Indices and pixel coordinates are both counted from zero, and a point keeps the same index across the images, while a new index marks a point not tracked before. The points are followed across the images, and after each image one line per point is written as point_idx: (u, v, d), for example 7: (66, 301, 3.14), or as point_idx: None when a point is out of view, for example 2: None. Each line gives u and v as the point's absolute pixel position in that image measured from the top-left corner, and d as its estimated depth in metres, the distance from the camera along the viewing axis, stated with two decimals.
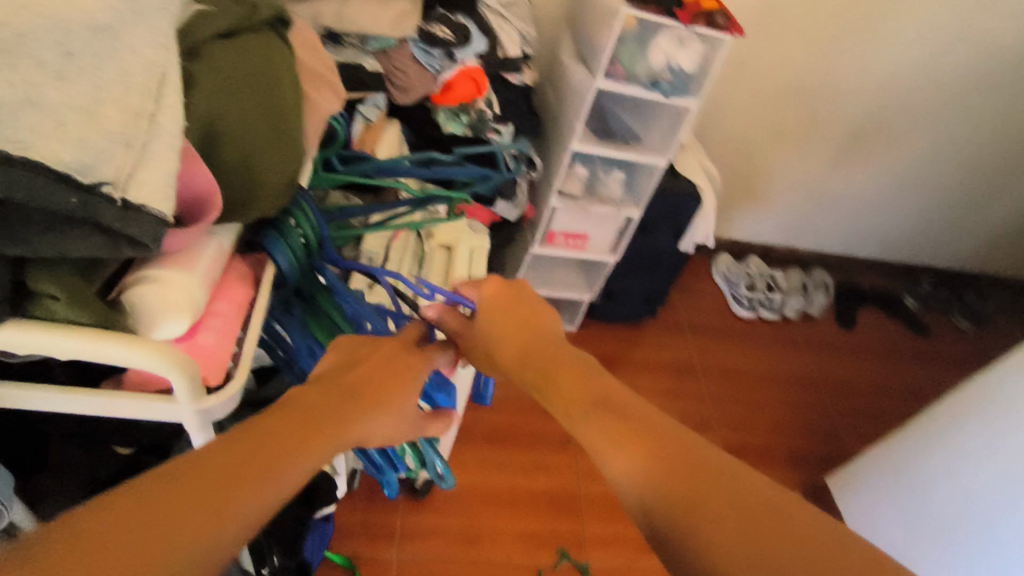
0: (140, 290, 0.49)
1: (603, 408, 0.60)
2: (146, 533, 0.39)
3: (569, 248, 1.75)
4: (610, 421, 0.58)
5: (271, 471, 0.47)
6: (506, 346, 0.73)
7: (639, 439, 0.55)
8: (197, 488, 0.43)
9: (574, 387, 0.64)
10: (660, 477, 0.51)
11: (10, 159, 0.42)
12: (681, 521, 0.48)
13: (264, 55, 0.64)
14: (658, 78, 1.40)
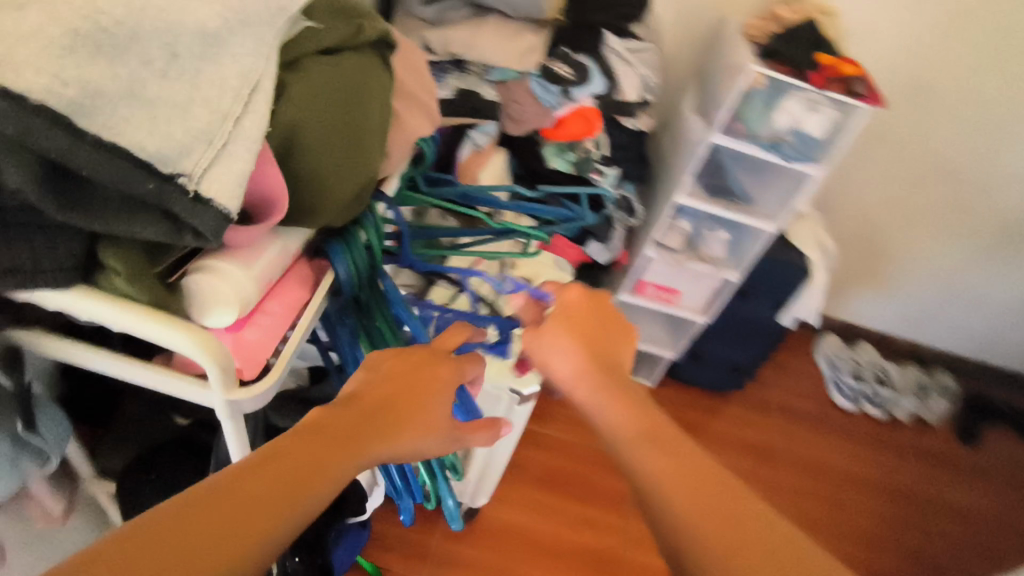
0: (193, 277, 0.46)
1: (656, 442, 0.57)
2: (170, 559, 0.40)
3: (660, 302, 1.68)
4: (664, 460, 0.55)
5: (302, 494, 0.47)
6: (569, 359, 0.66)
7: (696, 489, 0.52)
8: (227, 507, 0.44)
9: (626, 411, 0.60)
10: (717, 540, 0.49)
11: (85, 136, 0.40)
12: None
13: (364, 63, 0.55)
14: (780, 140, 1.32)
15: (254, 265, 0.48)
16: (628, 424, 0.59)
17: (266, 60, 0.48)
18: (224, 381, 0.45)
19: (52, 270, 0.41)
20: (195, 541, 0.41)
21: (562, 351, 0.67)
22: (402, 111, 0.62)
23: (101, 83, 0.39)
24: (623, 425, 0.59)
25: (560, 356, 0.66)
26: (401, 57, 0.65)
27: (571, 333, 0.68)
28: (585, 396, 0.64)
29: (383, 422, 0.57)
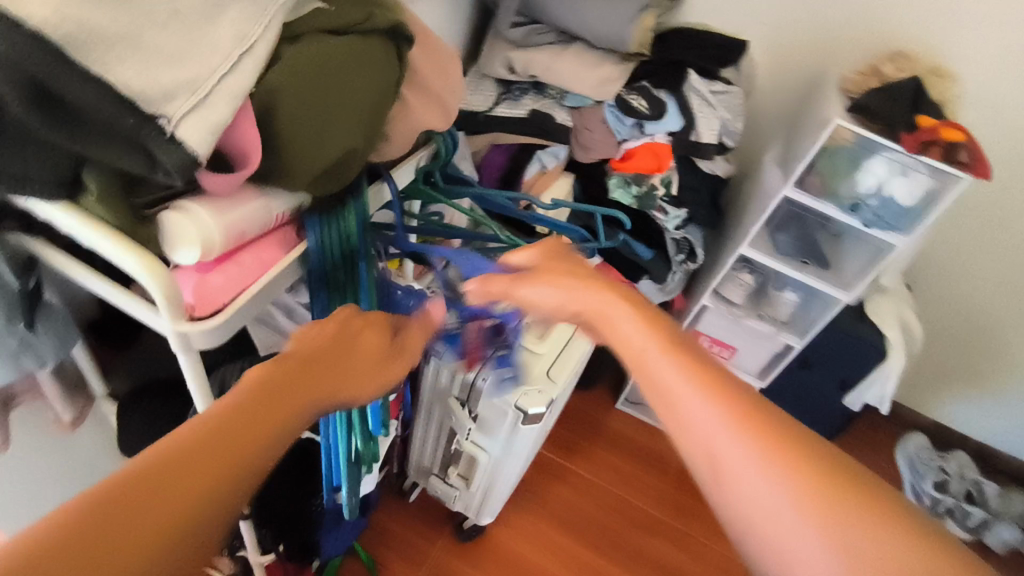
0: (168, 213, 0.48)
1: (684, 361, 0.52)
2: (125, 521, 0.39)
3: (712, 355, 1.59)
4: (695, 378, 0.51)
5: (261, 435, 0.47)
6: (585, 287, 0.62)
7: (731, 398, 0.49)
8: (184, 464, 0.42)
9: (654, 332, 0.55)
10: (759, 451, 0.46)
11: (73, 65, 0.40)
12: (774, 509, 0.44)
13: (367, 47, 0.55)
14: (862, 203, 1.21)
15: (227, 215, 0.50)
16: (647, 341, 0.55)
17: (262, 27, 0.49)
18: (170, 309, 0.47)
19: (29, 185, 0.42)
20: (176, 483, 0.41)
21: (573, 280, 0.63)
22: (413, 102, 0.64)
23: (97, 19, 0.40)
24: (648, 344, 0.55)
25: (568, 285, 0.63)
26: (424, 51, 0.67)
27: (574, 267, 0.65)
28: (608, 320, 0.59)
29: (344, 356, 0.57)
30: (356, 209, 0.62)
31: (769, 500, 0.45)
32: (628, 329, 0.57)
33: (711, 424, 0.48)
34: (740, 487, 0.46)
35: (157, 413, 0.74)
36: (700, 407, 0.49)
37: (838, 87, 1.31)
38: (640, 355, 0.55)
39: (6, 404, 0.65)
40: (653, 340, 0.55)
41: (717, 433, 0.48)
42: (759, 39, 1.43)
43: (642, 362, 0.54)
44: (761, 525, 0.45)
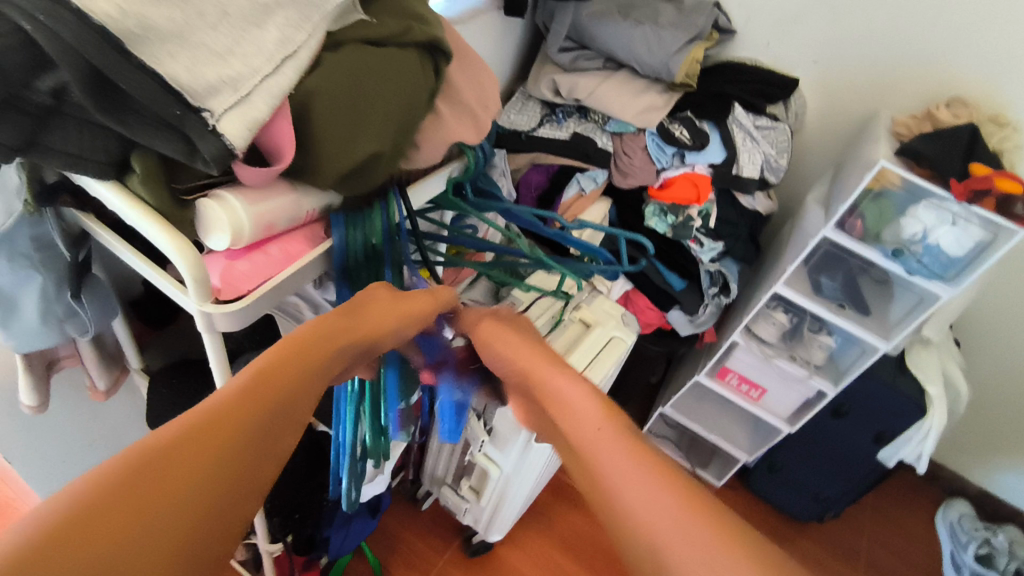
0: (204, 201, 0.51)
1: (620, 433, 0.56)
2: (157, 484, 0.43)
3: (740, 394, 1.55)
4: (625, 445, 0.54)
5: (275, 405, 0.51)
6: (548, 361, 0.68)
7: (662, 465, 0.52)
8: (207, 434, 0.46)
9: (599, 406, 0.59)
10: (682, 514, 0.48)
11: (129, 56, 0.43)
12: (701, 556, 0.46)
13: (403, 58, 0.58)
14: (907, 248, 1.17)
15: (260, 206, 0.53)
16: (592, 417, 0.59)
17: (305, 33, 0.52)
18: (197, 287, 0.49)
19: (83, 162, 0.47)
20: (180, 483, 0.43)
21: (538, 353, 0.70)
22: (447, 116, 0.67)
23: (155, 16, 0.44)
24: (590, 418, 0.59)
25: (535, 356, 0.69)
26: (462, 68, 0.70)
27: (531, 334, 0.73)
28: (560, 394, 0.64)
29: (347, 336, 0.60)
30: (382, 212, 0.65)
31: (688, 558, 0.46)
32: (577, 403, 0.61)
33: (639, 486, 0.51)
34: (662, 542, 0.47)
35: (181, 390, 0.77)
36: (630, 469, 0.52)
37: (889, 130, 1.28)
38: (582, 431, 0.58)
39: (49, 367, 0.70)
40: (594, 414, 0.59)
41: (644, 491, 0.50)
42: (810, 76, 1.41)
43: (584, 434, 0.58)
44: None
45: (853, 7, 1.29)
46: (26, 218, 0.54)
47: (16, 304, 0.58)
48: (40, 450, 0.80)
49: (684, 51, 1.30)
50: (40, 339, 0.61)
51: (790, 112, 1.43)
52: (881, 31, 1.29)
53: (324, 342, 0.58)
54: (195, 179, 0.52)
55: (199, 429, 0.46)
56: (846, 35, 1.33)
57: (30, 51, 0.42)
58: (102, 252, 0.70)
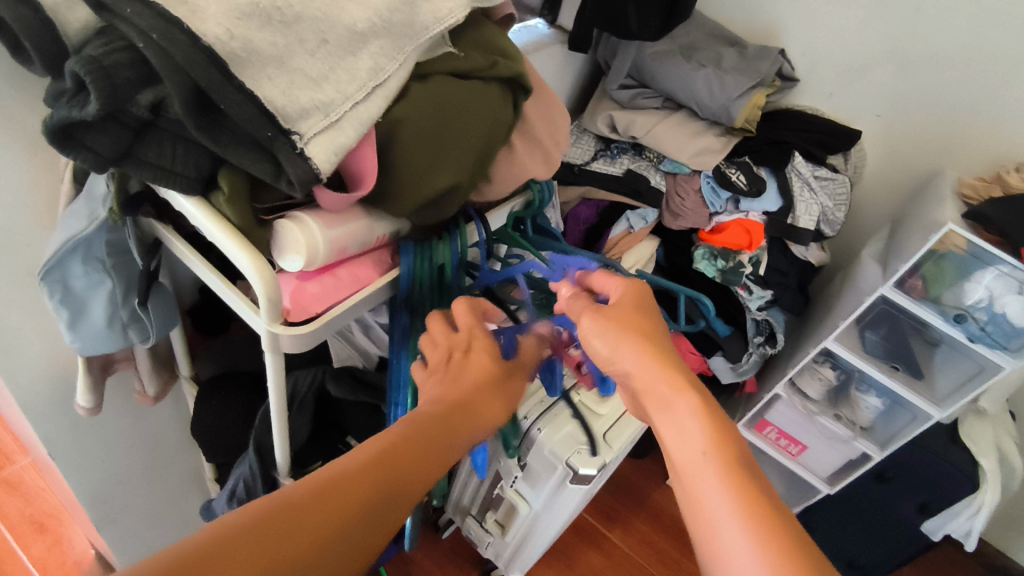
0: (283, 221, 0.52)
1: (734, 484, 0.49)
2: (261, 542, 0.41)
3: (780, 449, 1.51)
4: (738, 509, 0.48)
5: (389, 473, 0.49)
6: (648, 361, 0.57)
7: (779, 544, 0.45)
8: (319, 503, 0.45)
9: (697, 423, 0.53)
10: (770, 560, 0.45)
11: (231, 78, 0.44)
12: None
13: (485, 92, 0.58)
14: (969, 315, 1.11)
15: (333, 232, 0.53)
16: (692, 421, 0.53)
17: (397, 63, 0.52)
18: (269, 307, 0.49)
19: (173, 176, 0.47)
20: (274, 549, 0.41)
21: (635, 351, 0.58)
22: (519, 150, 0.66)
23: (259, 40, 0.44)
24: (698, 454, 0.52)
25: (633, 359, 0.57)
26: (537, 103, 0.70)
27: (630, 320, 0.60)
28: (671, 411, 0.55)
29: (465, 415, 0.58)
30: (451, 241, 0.64)
31: None
32: (686, 430, 0.53)
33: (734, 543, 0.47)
34: None
35: (229, 404, 0.78)
36: (740, 543, 0.46)
37: (955, 191, 1.24)
38: (687, 464, 0.52)
39: (105, 369, 0.70)
40: (704, 450, 0.51)
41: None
42: (873, 130, 1.38)
43: (688, 473, 0.52)
44: None
45: (923, 65, 1.26)
46: (108, 224, 0.55)
47: (85, 307, 0.59)
48: (84, 448, 0.81)
49: (746, 95, 1.29)
50: (105, 343, 0.62)
51: (849, 164, 1.40)
52: (951, 89, 1.25)
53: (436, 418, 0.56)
54: (275, 200, 0.53)
55: (309, 499, 0.45)
56: (914, 91, 1.30)
57: (140, 68, 0.43)
58: (169, 260, 0.71)
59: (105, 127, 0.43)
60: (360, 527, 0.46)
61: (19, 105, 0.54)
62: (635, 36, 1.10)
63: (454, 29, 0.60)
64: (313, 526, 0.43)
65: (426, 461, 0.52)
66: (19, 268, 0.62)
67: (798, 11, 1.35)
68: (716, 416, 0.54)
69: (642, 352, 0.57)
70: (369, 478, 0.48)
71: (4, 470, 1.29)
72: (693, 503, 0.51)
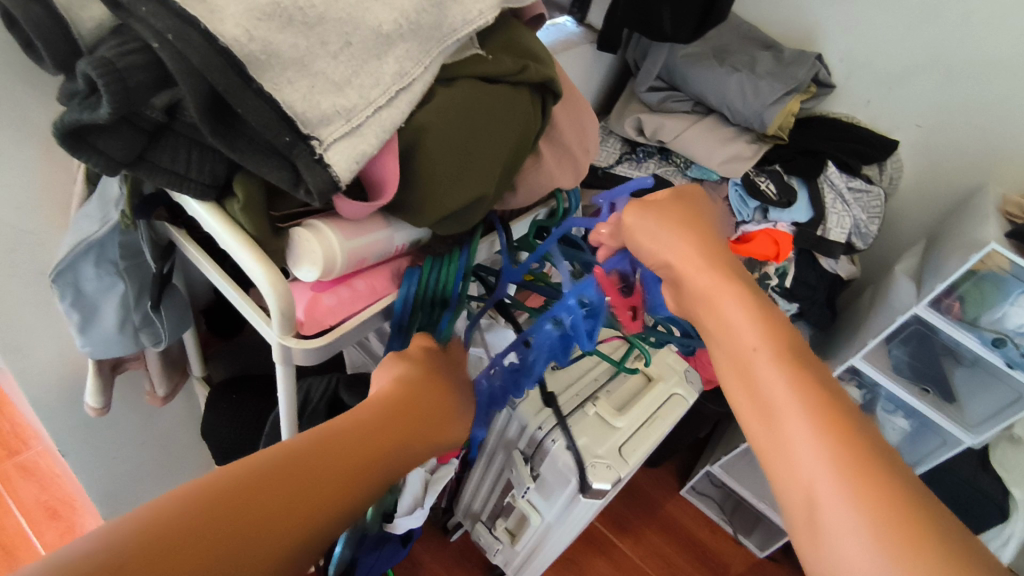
0: (299, 229, 0.49)
1: (796, 380, 0.44)
2: (298, 465, 0.42)
3: None
4: (811, 414, 0.42)
5: (400, 421, 0.52)
6: (696, 256, 0.52)
7: (847, 446, 0.41)
8: (344, 436, 0.46)
9: (731, 285, 0.50)
10: (807, 414, 0.42)
11: (250, 81, 0.41)
12: (807, 453, 0.41)
13: (515, 99, 0.55)
14: (1009, 340, 1.05)
15: (348, 245, 0.50)
16: (721, 279, 0.51)
17: (423, 67, 0.49)
18: (281, 322, 0.47)
19: (187, 182, 0.45)
20: (316, 472, 0.42)
21: (692, 251, 0.53)
22: (546, 157, 0.63)
23: (279, 43, 0.42)
24: (761, 354, 0.46)
25: (693, 258, 0.52)
26: (567, 108, 0.67)
27: (688, 224, 0.55)
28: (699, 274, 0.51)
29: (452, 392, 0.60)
30: (462, 258, 0.60)
31: (819, 467, 0.40)
32: (716, 288, 0.50)
33: (777, 393, 0.44)
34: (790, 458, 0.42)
35: (241, 408, 0.76)
36: (777, 390, 0.44)
37: (998, 208, 1.18)
38: (746, 359, 0.47)
39: (115, 369, 0.69)
40: (766, 352, 0.46)
41: (812, 471, 0.41)
42: (912, 140, 1.32)
43: (745, 363, 0.47)
44: (806, 481, 0.41)
45: (970, 74, 1.21)
46: (120, 228, 0.53)
47: (96, 311, 0.58)
48: (93, 444, 0.80)
49: (781, 101, 1.24)
50: (115, 346, 0.61)
51: (885, 175, 1.34)
52: (1001, 100, 1.20)
53: (419, 396, 0.56)
54: (292, 208, 0.51)
55: (336, 431, 0.46)
56: (958, 102, 1.24)
57: (154, 68, 0.40)
58: (182, 262, 0.70)
59: (117, 130, 0.41)
60: (389, 457, 0.48)
61: (37, 103, 0.53)
62: (667, 40, 1.06)
63: (485, 30, 0.57)
64: (351, 449, 0.45)
65: (430, 417, 0.55)
66: (31, 267, 0.61)
67: (837, 16, 1.30)
68: (773, 313, 0.48)
69: (698, 245, 0.53)
70: (368, 449, 0.47)
71: (20, 455, 1.30)
72: (749, 395, 0.46)
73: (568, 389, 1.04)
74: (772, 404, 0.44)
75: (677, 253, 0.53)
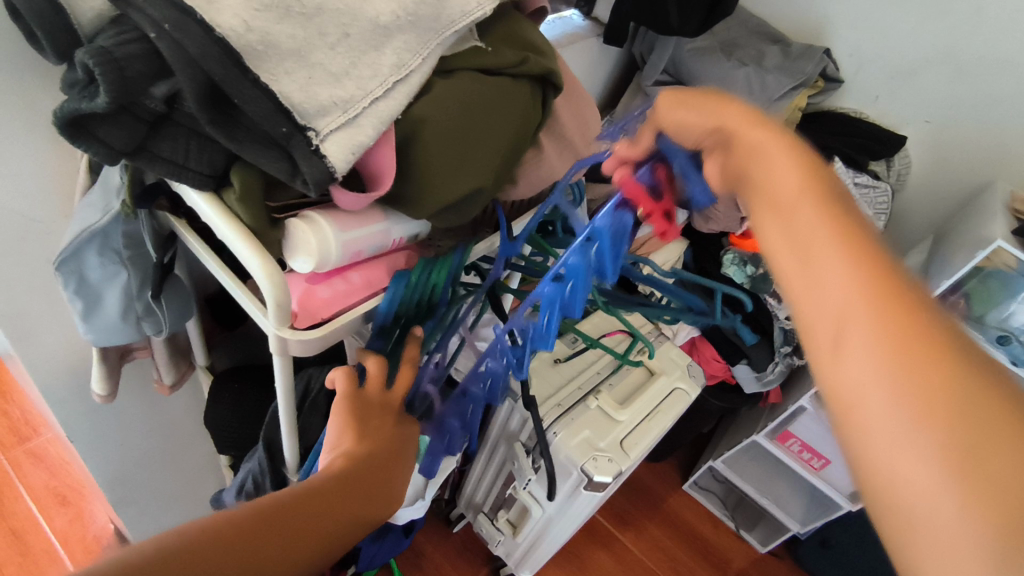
0: (294, 220, 0.50)
1: (835, 217, 0.36)
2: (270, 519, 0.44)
3: (803, 462, 1.37)
4: (846, 248, 0.34)
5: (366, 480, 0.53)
6: (732, 109, 0.43)
7: (886, 282, 0.33)
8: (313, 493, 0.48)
9: (762, 126, 0.41)
10: (839, 245, 0.34)
11: (246, 71, 0.42)
12: (833, 284, 0.34)
13: (514, 91, 0.55)
14: (1013, 338, 1.04)
15: (341, 239, 0.51)
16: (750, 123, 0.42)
17: (421, 59, 0.49)
18: (277, 312, 0.48)
19: (186, 172, 0.46)
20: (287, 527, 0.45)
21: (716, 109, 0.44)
22: (545, 150, 0.63)
23: (277, 33, 0.42)
24: (790, 189, 0.38)
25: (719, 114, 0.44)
26: (567, 101, 0.67)
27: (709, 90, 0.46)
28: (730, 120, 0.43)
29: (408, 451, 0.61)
30: (456, 259, 0.60)
31: (847, 301, 0.33)
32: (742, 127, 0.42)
33: (804, 225, 0.36)
34: (815, 295, 0.34)
35: (242, 398, 0.77)
36: (806, 222, 0.36)
37: (1006, 204, 1.17)
38: (773, 197, 0.39)
39: (121, 357, 0.70)
40: (797, 184, 0.38)
41: (842, 315, 0.33)
42: (920, 136, 1.31)
43: (779, 202, 0.38)
44: (829, 318, 0.33)
45: (980, 70, 1.20)
46: (122, 217, 0.54)
47: (100, 299, 0.59)
48: (100, 430, 0.81)
49: (787, 95, 1.23)
50: (118, 334, 0.61)
51: (892, 171, 1.33)
52: (1011, 96, 1.18)
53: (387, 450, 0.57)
54: (290, 199, 0.52)
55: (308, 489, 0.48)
56: (968, 98, 1.23)
57: (151, 56, 0.41)
58: (186, 253, 0.70)
59: (116, 120, 0.42)
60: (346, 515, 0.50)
61: (42, 93, 0.54)
62: (674, 34, 1.06)
63: (484, 22, 0.58)
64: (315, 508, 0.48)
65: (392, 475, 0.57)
66: (36, 256, 0.62)
67: (846, 10, 1.29)
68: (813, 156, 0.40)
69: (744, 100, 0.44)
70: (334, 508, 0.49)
71: (31, 442, 1.32)
72: (787, 243, 0.37)
73: (569, 383, 1.04)
74: (803, 243, 0.36)
75: (721, 108, 0.44)
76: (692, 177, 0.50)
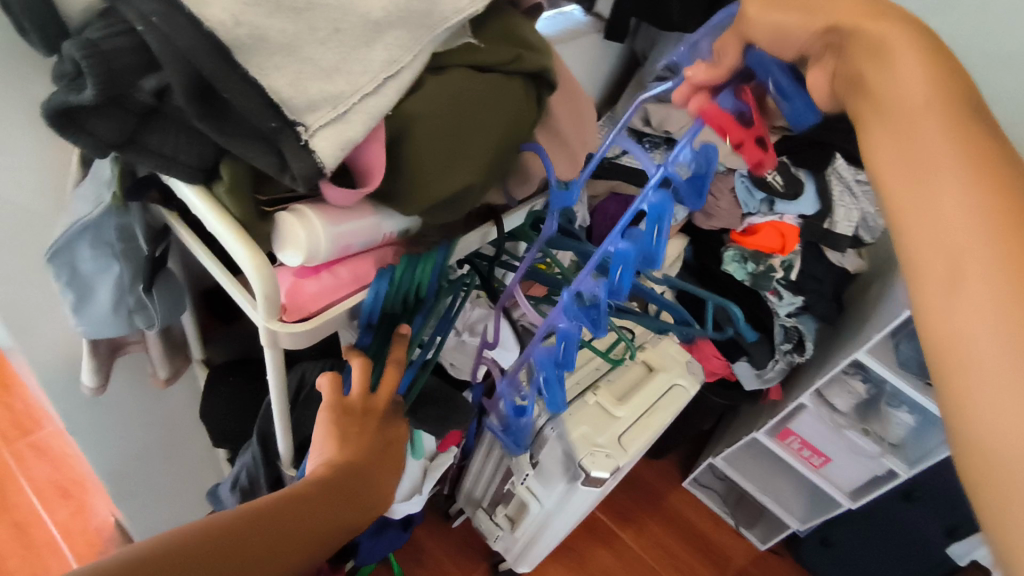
0: (284, 213, 0.50)
1: (989, 207, 0.39)
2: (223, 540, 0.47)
3: (804, 459, 1.36)
4: (995, 237, 0.38)
5: (338, 492, 0.55)
6: (903, 52, 0.43)
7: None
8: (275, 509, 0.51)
9: (930, 93, 0.42)
10: (990, 235, 0.38)
11: (234, 65, 0.42)
12: (976, 268, 0.38)
13: (506, 87, 0.55)
14: None
15: (330, 231, 0.51)
16: (919, 85, 0.42)
17: (412, 55, 0.49)
18: (266, 305, 0.48)
19: (175, 165, 0.46)
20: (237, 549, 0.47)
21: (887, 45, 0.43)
22: (539, 146, 0.63)
23: (266, 28, 0.42)
24: (944, 172, 0.41)
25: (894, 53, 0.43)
26: (562, 97, 0.67)
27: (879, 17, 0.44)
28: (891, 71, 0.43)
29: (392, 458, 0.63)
30: (441, 254, 0.60)
31: (986, 285, 0.37)
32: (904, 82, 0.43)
33: (956, 208, 0.39)
34: (955, 274, 0.38)
35: (238, 392, 0.78)
36: (959, 207, 0.39)
37: None
38: (927, 174, 0.41)
39: (117, 350, 0.71)
40: (955, 169, 0.40)
41: (976, 297, 0.37)
42: None
43: (930, 182, 0.41)
44: (964, 295, 0.37)
45: None
46: (114, 209, 0.55)
47: (94, 292, 0.60)
48: (98, 424, 0.82)
49: None
50: (112, 328, 0.62)
51: None
52: None
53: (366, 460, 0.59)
54: (280, 193, 0.52)
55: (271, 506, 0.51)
56: None
57: (140, 50, 0.41)
58: (182, 248, 0.71)
59: (106, 113, 0.42)
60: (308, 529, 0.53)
61: (36, 87, 0.54)
62: (674, 30, 1.05)
63: (477, 18, 0.58)
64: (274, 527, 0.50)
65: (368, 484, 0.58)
66: (32, 250, 0.62)
67: None
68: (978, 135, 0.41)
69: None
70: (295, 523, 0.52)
71: (33, 436, 1.33)
72: (923, 214, 0.41)
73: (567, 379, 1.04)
74: (949, 225, 0.39)
75: (838, 9, 0.44)
76: (792, 96, 0.48)
